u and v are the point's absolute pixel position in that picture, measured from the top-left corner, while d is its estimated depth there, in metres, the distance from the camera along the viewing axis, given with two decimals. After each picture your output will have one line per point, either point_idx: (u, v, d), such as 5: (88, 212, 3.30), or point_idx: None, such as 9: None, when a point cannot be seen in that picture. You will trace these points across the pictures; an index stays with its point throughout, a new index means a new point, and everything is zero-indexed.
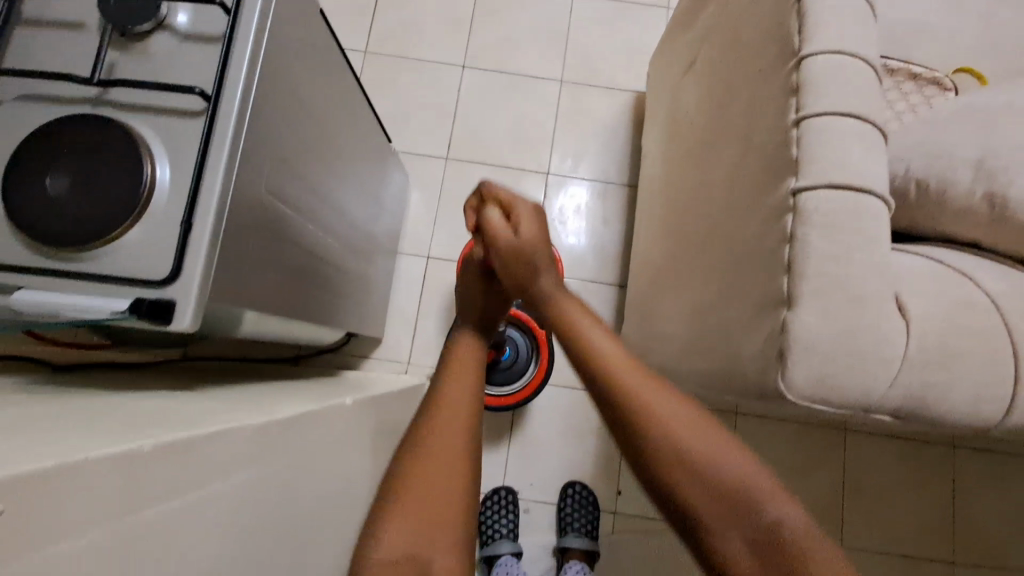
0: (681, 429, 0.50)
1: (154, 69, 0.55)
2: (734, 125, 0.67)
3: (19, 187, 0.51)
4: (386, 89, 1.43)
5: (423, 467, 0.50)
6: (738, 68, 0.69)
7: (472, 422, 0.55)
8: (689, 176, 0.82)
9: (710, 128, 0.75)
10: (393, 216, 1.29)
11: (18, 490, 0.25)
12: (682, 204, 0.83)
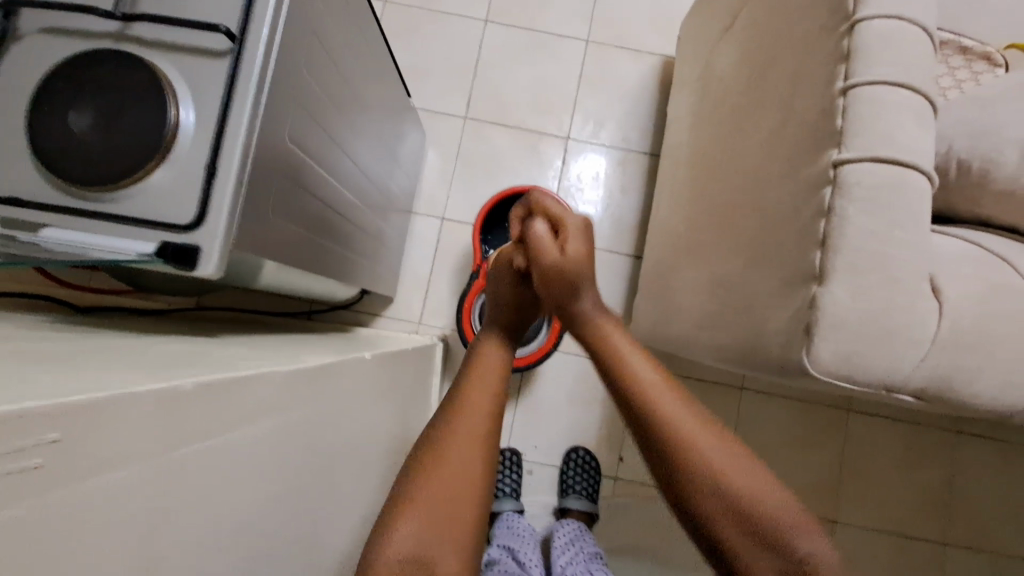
0: (725, 466, 0.48)
1: (177, 5, 0.53)
2: (773, 92, 0.65)
3: (43, 123, 0.50)
4: (406, 41, 1.39)
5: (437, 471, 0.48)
6: (781, 33, 0.66)
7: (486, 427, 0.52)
8: (719, 145, 0.80)
9: (746, 96, 0.73)
10: (409, 175, 1.28)
11: (62, 417, 0.26)
12: (709, 174, 0.81)
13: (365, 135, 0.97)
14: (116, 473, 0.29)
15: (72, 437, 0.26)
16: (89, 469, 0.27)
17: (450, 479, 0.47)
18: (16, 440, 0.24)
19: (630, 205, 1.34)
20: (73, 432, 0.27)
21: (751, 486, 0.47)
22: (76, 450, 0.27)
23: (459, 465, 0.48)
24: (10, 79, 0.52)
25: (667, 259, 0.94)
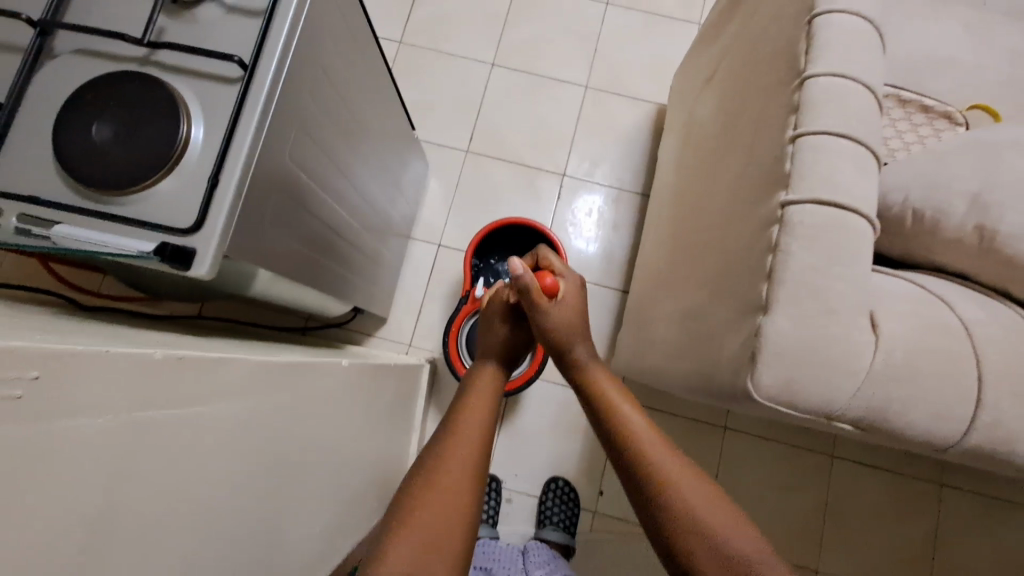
0: (709, 514, 0.50)
1: (199, 37, 0.60)
2: (740, 138, 0.70)
3: (68, 132, 0.55)
4: (417, 79, 1.48)
5: (424, 502, 0.50)
6: (750, 86, 0.71)
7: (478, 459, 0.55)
8: (696, 186, 0.84)
9: (720, 142, 0.78)
10: (410, 202, 1.34)
11: (45, 363, 0.30)
12: (687, 213, 0.86)
13: (368, 162, 1.03)
14: (81, 430, 0.32)
15: (52, 384, 0.31)
16: (59, 418, 0.31)
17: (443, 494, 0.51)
18: (9, 369, 0.28)
19: (620, 242, 1.39)
20: (53, 380, 0.31)
21: (703, 528, 0.50)
22: (52, 390, 0.31)
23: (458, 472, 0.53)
24: (42, 91, 0.58)
25: (650, 292, 0.98)
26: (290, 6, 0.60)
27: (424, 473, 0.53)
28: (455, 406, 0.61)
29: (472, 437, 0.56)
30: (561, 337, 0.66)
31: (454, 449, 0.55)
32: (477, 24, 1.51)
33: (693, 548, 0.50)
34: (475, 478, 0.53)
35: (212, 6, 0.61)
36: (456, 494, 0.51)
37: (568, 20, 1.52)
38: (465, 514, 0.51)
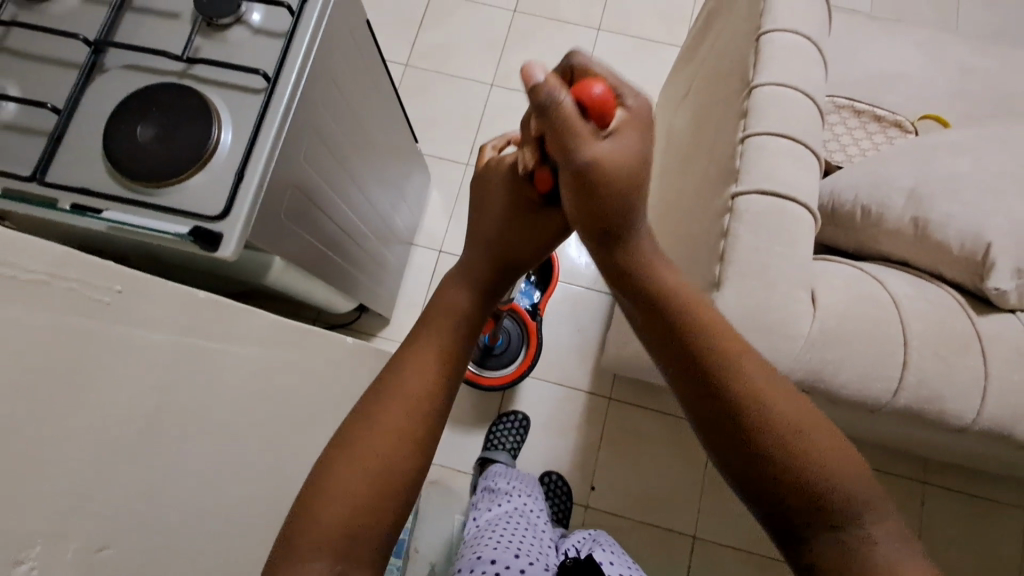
0: (769, 388, 0.49)
1: (229, 54, 0.70)
2: (705, 142, 0.78)
3: (116, 132, 0.64)
4: (422, 97, 1.59)
5: (366, 435, 0.50)
6: (715, 98, 0.80)
7: (427, 397, 0.54)
8: (671, 188, 0.93)
9: (691, 147, 0.86)
10: (413, 209, 1.43)
11: (120, 282, 0.37)
12: (664, 212, 0.93)
13: (374, 170, 1.13)
14: (145, 343, 0.39)
15: (123, 301, 0.37)
16: (131, 330, 0.38)
17: (386, 430, 0.51)
18: (100, 280, 0.35)
19: None
20: (124, 297, 0.38)
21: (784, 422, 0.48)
22: (123, 305, 0.38)
23: (401, 410, 0.53)
24: (94, 99, 0.68)
25: None
26: (307, 29, 0.70)
27: (378, 399, 0.53)
28: (417, 331, 0.59)
29: (421, 373, 0.55)
30: (604, 186, 0.49)
31: (404, 384, 0.54)
32: (477, 47, 1.63)
33: (784, 442, 0.47)
34: (430, 406, 0.54)
35: (241, 28, 0.71)
36: (408, 425, 0.52)
37: (562, 43, 1.63)
38: (417, 441, 0.52)
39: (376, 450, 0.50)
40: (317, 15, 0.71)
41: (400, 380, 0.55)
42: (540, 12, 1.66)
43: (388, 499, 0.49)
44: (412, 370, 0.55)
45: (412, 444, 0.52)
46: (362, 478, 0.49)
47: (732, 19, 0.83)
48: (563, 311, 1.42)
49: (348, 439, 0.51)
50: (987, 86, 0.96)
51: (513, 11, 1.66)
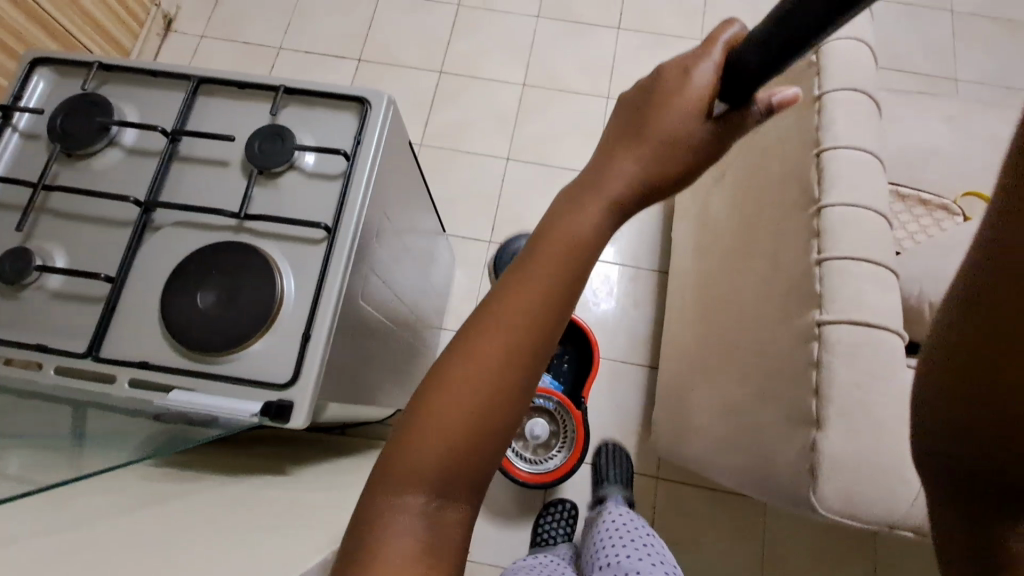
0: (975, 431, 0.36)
1: (285, 201, 0.70)
2: (757, 240, 0.79)
3: (175, 302, 0.62)
4: (439, 176, 1.60)
5: (440, 400, 0.44)
6: (761, 194, 0.81)
7: (515, 358, 0.44)
8: (716, 274, 0.93)
9: (740, 245, 0.85)
10: (440, 292, 1.42)
11: None
12: (709, 297, 0.95)
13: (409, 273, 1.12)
14: None
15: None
16: None
17: (459, 396, 0.44)
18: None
19: (645, 319, 1.45)
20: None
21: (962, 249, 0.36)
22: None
23: (478, 374, 0.44)
24: (145, 262, 0.66)
25: (679, 371, 1.05)
26: (363, 174, 0.69)
27: (457, 355, 0.45)
28: (520, 261, 0.47)
29: (509, 323, 0.45)
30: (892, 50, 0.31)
31: (487, 336, 0.45)
32: (491, 123, 1.65)
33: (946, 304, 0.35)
34: (505, 388, 0.44)
35: (294, 174, 0.71)
36: (481, 397, 0.44)
37: (573, 113, 1.65)
38: (486, 433, 0.44)
39: (426, 445, 0.43)
40: (371, 157, 0.71)
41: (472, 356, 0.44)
42: (550, 85, 1.69)
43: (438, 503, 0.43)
44: (499, 321, 0.45)
45: (474, 437, 0.44)
46: (429, 455, 0.43)
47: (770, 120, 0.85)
48: (601, 388, 1.39)
49: (424, 399, 0.45)
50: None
51: (523, 85, 1.68)
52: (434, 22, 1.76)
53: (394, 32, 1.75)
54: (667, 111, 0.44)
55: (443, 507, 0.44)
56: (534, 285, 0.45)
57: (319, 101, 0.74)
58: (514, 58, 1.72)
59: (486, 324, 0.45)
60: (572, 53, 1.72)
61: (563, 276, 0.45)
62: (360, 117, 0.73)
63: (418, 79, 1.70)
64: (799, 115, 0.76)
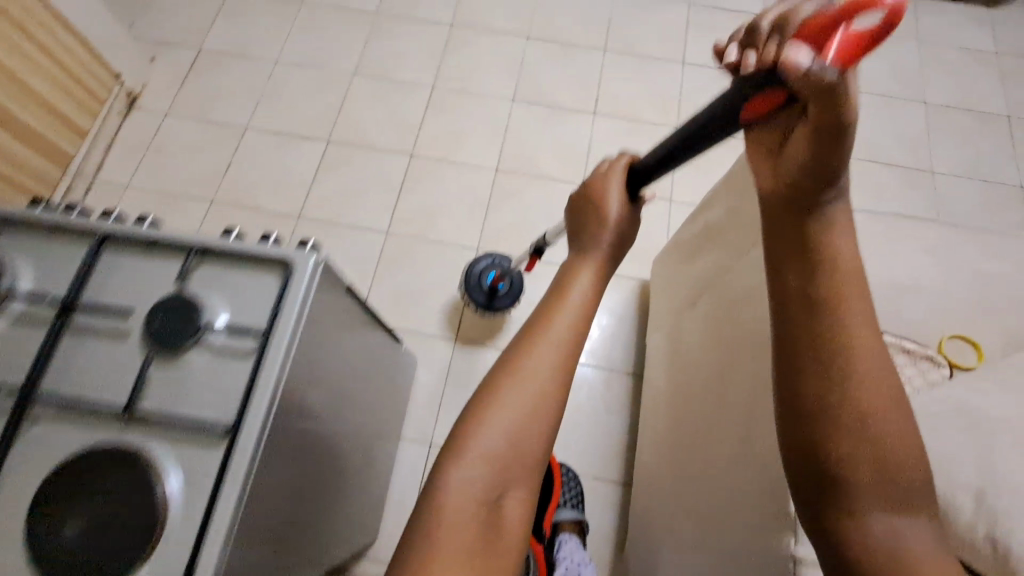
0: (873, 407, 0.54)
1: (188, 384, 0.62)
2: (737, 418, 0.78)
3: (42, 530, 0.55)
4: (405, 265, 1.53)
5: (488, 425, 0.53)
6: (741, 366, 0.79)
7: (549, 384, 0.56)
8: (696, 423, 0.92)
9: (719, 407, 0.85)
10: (402, 399, 1.33)
11: None
12: (687, 440, 0.95)
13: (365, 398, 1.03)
14: None
15: None
16: None
17: (505, 415, 0.54)
18: None
19: (618, 428, 1.36)
20: None
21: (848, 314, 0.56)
22: None
23: (519, 399, 0.54)
24: (20, 471, 0.58)
25: (658, 505, 1.04)
26: (278, 358, 0.62)
27: (497, 384, 0.55)
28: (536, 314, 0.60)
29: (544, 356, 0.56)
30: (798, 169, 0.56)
31: (521, 369, 0.56)
32: (461, 209, 1.59)
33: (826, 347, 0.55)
34: (547, 405, 0.55)
35: (202, 349, 0.63)
36: (521, 420, 0.54)
37: (547, 201, 1.60)
38: (530, 441, 0.54)
39: (481, 450, 0.52)
40: (288, 335, 0.63)
41: (517, 379, 0.55)
42: (523, 170, 1.64)
43: (496, 500, 0.52)
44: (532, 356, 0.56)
45: (521, 447, 0.53)
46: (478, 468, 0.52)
47: (753, 271, 0.80)
48: None
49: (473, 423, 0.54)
50: (1001, 299, 0.94)
51: (496, 170, 1.64)
52: (406, 103, 1.73)
53: (366, 112, 1.71)
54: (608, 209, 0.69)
55: (500, 506, 0.52)
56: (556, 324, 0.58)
57: (236, 264, 0.67)
58: (488, 141, 1.68)
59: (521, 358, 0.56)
60: (548, 138, 1.68)
61: (576, 317, 0.60)
62: (280, 285, 0.65)
63: (388, 162, 1.64)
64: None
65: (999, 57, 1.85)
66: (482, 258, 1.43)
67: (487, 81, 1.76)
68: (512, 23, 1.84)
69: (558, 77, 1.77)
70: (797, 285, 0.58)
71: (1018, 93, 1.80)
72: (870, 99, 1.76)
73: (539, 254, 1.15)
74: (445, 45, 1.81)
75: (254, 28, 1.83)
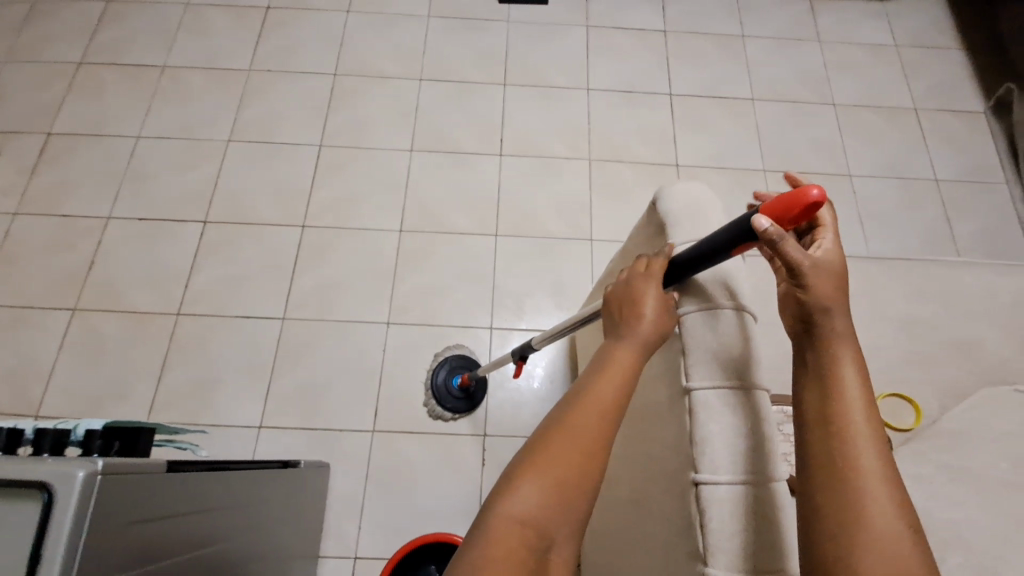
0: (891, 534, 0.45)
1: None
2: (647, 549, 0.64)
3: None
4: (307, 354, 1.37)
5: (502, 523, 0.47)
6: (648, 486, 0.66)
7: (580, 479, 0.50)
8: (608, 539, 0.78)
9: (627, 525, 0.71)
10: (316, 516, 1.16)
11: None
12: (602, 557, 0.80)
13: (249, 554, 0.86)
14: None
15: None
16: None
17: (523, 507, 0.48)
18: None
19: None
20: None
21: (862, 428, 0.50)
22: None
23: (539, 490, 0.49)
24: None
25: None
26: None
27: (518, 470, 0.51)
28: (568, 399, 0.56)
29: (584, 435, 0.52)
30: (817, 287, 0.56)
31: (553, 451, 0.51)
32: (366, 281, 1.44)
33: (835, 456, 0.49)
34: (598, 459, 0.52)
35: None
36: (539, 514, 0.48)
37: (459, 259, 1.48)
38: (579, 493, 0.50)
39: (533, 495, 0.49)
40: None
41: (567, 425, 0.53)
42: (430, 228, 1.51)
43: (542, 554, 0.47)
44: (565, 435, 0.52)
45: (571, 495, 0.50)
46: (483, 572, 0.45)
47: (654, 371, 0.68)
48: None
49: (488, 520, 0.48)
50: (926, 342, 0.87)
51: (400, 232, 1.50)
52: (292, 168, 1.57)
53: (248, 184, 1.54)
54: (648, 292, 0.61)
55: (548, 559, 0.48)
56: (593, 413, 0.53)
57: None
58: (388, 201, 1.54)
59: (549, 437, 0.52)
60: (452, 189, 1.56)
61: (612, 410, 0.54)
62: (40, 516, 0.50)
63: (278, 238, 1.48)
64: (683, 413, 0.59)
65: (899, 51, 1.84)
66: (438, 366, 1.33)
67: (381, 133, 1.62)
68: (402, 67, 1.71)
69: (457, 120, 1.65)
70: (813, 400, 0.53)
71: (922, 85, 1.79)
72: (779, 108, 1.72)
73: (524, 360, 1.10)
74: (329, 99, 1.65)
75: (112, 104, 1.64)
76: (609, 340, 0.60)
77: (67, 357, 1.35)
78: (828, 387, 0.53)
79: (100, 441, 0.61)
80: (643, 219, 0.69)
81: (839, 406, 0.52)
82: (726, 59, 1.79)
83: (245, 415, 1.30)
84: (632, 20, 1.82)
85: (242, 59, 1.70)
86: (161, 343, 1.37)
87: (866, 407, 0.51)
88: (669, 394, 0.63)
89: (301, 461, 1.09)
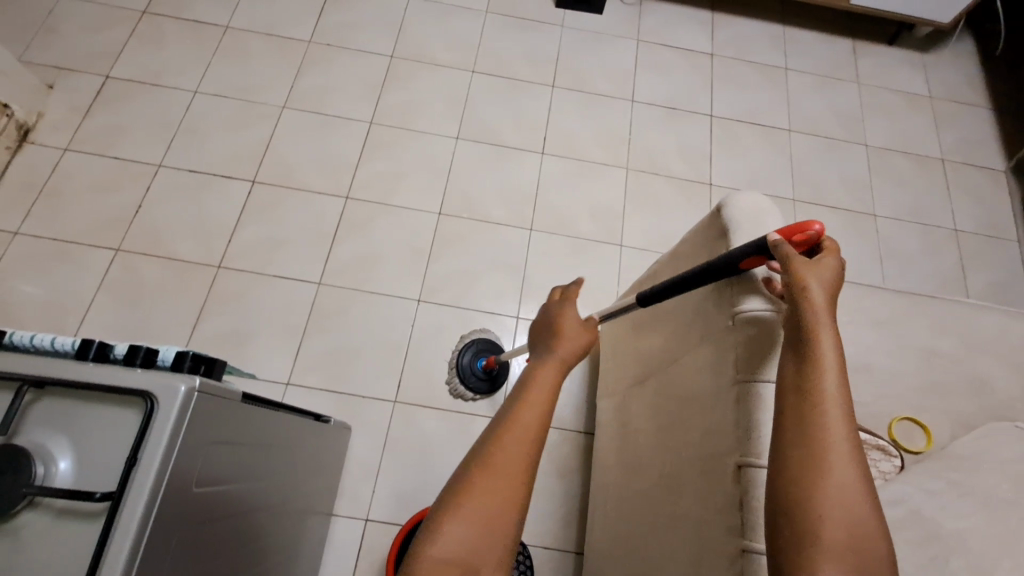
0: (849, 493, 0.50)
1: (21, 557, 0.51)
2: (680, 529, 0.69)
3: None
4: (338, 320, 1.41)
5: (434, 546, 0.52)
6: (686, 472, 0.70)
7: (507, 500, 0.55)
8: (639, 521, 0.83)
9: (660, 508, 0.75)
10: (335, 475, 1.20)
11: None
12: (631, 536, 0.85)
13: (283, 495, 0.90)
14: None
15: None
16: None
17: (459, 526, 0.53)
18: None
19: (571, 493, 1.29)
20: None
21: (835, 413, 0.53)
22: None
23: (470, 517, 0.54)
24: None
25: None
26: (137, 510, 0.51)
27: (448, 501, 0.55)
28: (492, 429, 0.61)
29: (507, 462, 0.58)
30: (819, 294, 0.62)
31: (480, 483, 0.56)
32: (401, 258, 1.49)
33: (813, 445, 0.52)
34: (519, 489, 0.57)
35: (38, 512, 0.52)
36: (469, 540, 0.53)
37: (493, 247, 1.53)
38: (504, 523, 0.55)
39: (457, 534, 0.53)
40: (151, 473, 0.52)
41: (491, 464, 0.57)
42: (467, 214, 1.56)
43: None
44: (494, 460, 0.58)
45: (495, 525, 0.54)
46: None
47: (701, 365, 0.72)
48: None
49: (421, 543, 0.53)
50: (942, 373, 0.93)
51: (439, 214, 1.55)
52: (341, 141, 1.61)
53: (296, 150, 1.59)
54: (566, 326, 0.75)
55: None
56: (512, 438, 0.59)
57: (87, 397, 0.55)
58: (430, 183, 1.58)
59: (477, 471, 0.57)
60: (492, 180, 1.61)
61: (532, 430, 0.61)
62: (142, 421, 0.54)
63: (321, 206, 1.53)
64: (733, 402, 0.64)
65: (933, 101, 1.91)
66: (465, 347, 1.37)
67: (429, 117, 1.67)
68: (456, 56, 1.76)
69: (504, 114, 1.70)
70: (793, 375, 0.57)
71: (952, 137, 1.86)
72: (812, 142, 1.78)
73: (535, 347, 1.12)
74: (383, 78, 1.70)
75: (171, 57, 1.68)
76: (533, 366, 0.69)
77: (106, 296, 1.39)
78: (806, 376, 0.56)
79: (189, 362, 0.63)
80: (705, 222, 0.73)
81: (817, 381, 0.55)
82: (767, 88, 1.84)
83: (273, 371, 1.34)
84: (681, 40, 1.88)
85: (303, 30, 1.74)
86: (198, 293, 1.41)
87: (838, 383, 0.55)
88: (717, 385, 0.68)
89: (330, 419, 1.14)
